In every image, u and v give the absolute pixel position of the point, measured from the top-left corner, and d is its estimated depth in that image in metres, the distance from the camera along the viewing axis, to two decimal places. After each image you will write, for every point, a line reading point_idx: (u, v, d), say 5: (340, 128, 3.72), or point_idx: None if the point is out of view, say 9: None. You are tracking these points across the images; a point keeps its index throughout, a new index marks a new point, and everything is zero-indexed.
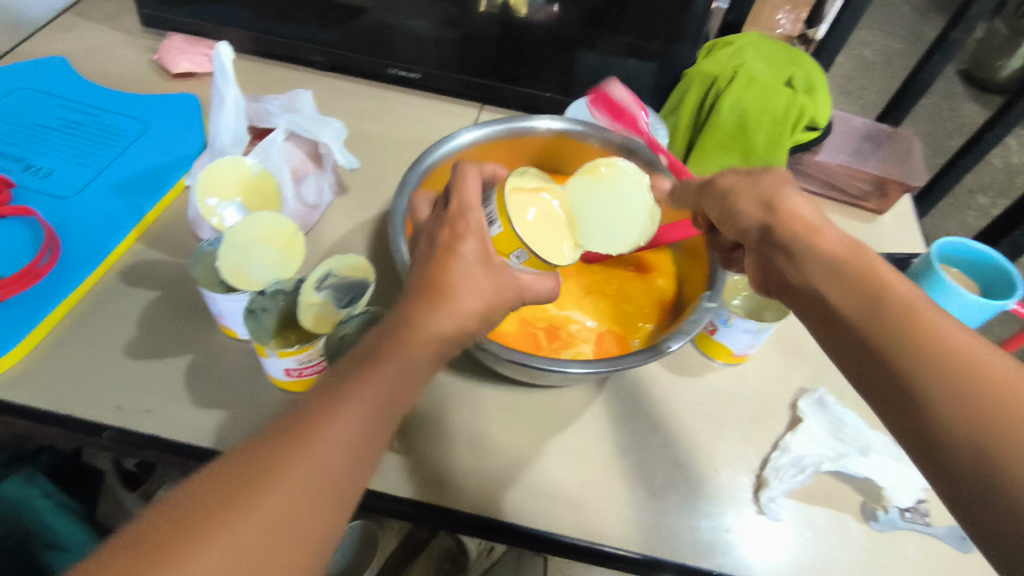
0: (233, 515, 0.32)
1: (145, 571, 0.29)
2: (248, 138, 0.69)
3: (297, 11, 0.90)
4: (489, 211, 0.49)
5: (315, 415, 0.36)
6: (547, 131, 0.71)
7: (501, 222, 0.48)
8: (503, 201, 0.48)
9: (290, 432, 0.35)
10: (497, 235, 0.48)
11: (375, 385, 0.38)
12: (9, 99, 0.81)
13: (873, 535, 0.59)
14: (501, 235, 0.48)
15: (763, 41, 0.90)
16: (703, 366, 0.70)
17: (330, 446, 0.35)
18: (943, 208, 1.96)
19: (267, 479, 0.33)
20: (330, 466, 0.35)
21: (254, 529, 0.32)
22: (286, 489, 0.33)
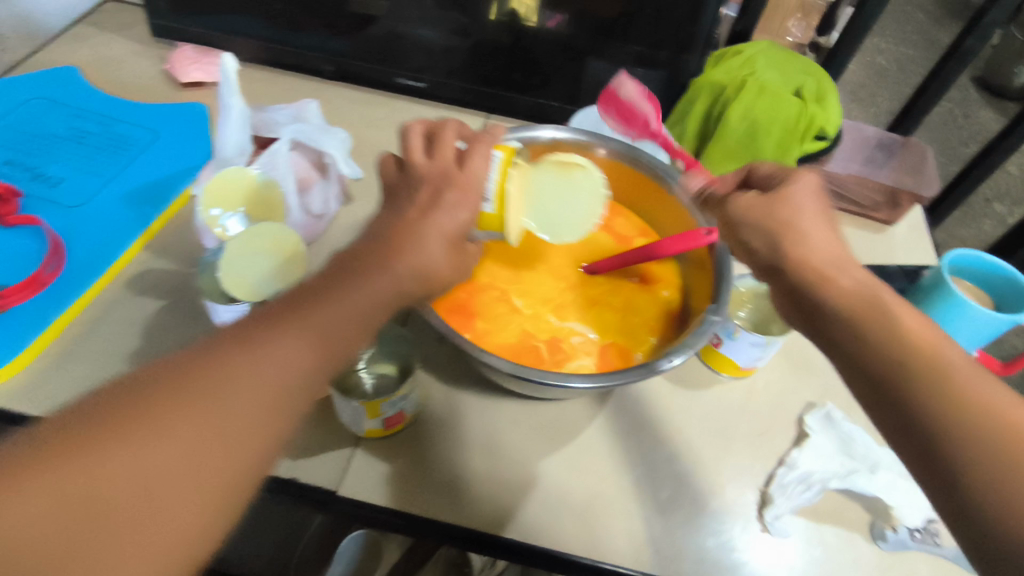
0: (169, 403, 0.35)
1: (82, 445, 0.32)
2: (252, 148, 0.70)
3: (306, 21, 0.91)
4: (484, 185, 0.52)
5: (263, 326, 0.39)
6: (552, 141, 0.69)
7: (495, 206, 0.52)
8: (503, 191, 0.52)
9: (237, 337, 0.38)
10: (485, 214, 0.52)
11: (308, 325, 0.39)
12: (22, 108, 0.82)
13: (883, 555, 0.58)
14: (490, 216, 0.52)
15: (774, 49, 0.88)
16: (710, 380, 0.69)
17: (270, 356, 0.38)
18: (959, 216, 1.93)
19: (207, 376, 0.36)
20: (269, 377, 0.37)
21: (186, 421, 0.34)
22: (224, 391, 0.36)
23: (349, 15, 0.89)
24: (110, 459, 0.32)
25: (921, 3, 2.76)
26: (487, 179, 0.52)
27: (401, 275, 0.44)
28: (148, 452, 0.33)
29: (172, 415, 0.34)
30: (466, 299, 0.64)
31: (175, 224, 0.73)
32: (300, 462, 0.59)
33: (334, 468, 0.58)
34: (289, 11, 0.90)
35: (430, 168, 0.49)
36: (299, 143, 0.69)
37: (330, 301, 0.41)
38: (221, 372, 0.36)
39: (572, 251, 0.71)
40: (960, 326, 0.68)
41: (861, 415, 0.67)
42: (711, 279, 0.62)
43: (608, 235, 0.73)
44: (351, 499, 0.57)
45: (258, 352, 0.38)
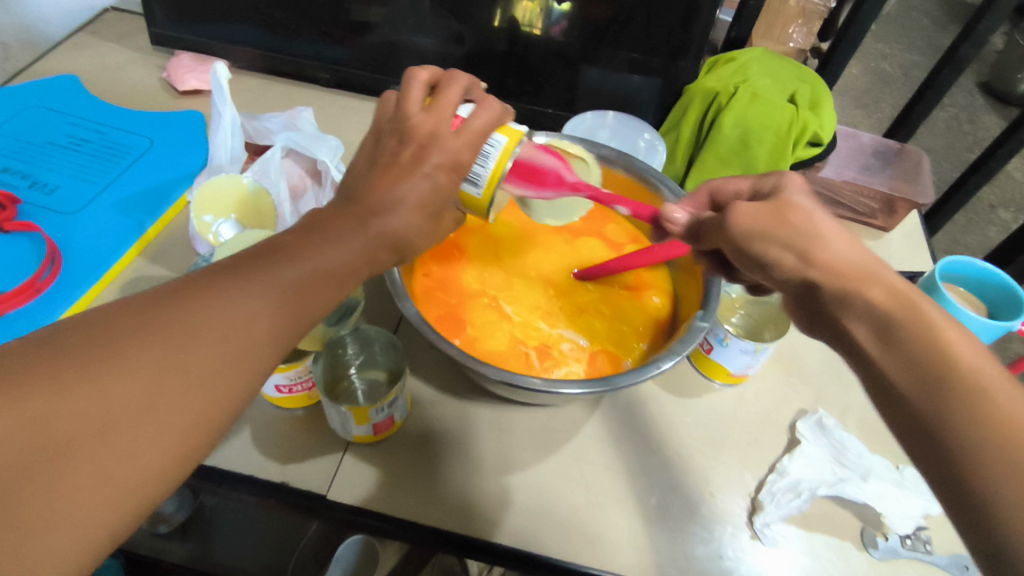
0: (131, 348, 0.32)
1: (39, 371, 0.29)
2: (245, 155, 0.71)
3: (304, 29, 0.92)
4: (479, 165, 0.46)
5: (236, 281, 0.37)
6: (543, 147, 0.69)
7: (484, 193, 0.47)
8: (499, 176, 0.46)
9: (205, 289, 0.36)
10: (469, 194, 0.47)
11: (284, 275, 0.38)
12: (21, 116, 0.83)
13: (874, 563, 0.57)
14: (475, 199, 0.47)
15: (768, 57, 0.89)
16: (702, 387, 0.69)
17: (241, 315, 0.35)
18: (963, 223, 1.92)
19: (168, 324, 0.33)
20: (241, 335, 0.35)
21: (146, 369, 0.32)
22: (188, 338, 0.33)
23: (346, 23, 0.90)
24: (74, 396, 0.30)
25: (926, 9, 2.76)
26: (483, 160, 0.46)
27: (374, 231, 0.42)
28: (95, 383, 0.30)
29: (121, 351, 0.32)
30: (456, 306, 0.65)
31: (169, 230, 0.74)
32: (289, 466, 0.59)
33: (323, 473, 0.59)
34: (286, 20, 0.91)
35: (423, 120, 0.45)
36: (292, 151, 0.71)
37: (298, 253, 0.39)
38: (179, 313, 0.34)
39: (562, 259, 0.71)
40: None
41: (852, 422, 0.67)
42: (700, 285, 0.62)
43: (599, 242, 0.73)
44: (341, 504, 0.57)
45: (222, 297, 0.35)
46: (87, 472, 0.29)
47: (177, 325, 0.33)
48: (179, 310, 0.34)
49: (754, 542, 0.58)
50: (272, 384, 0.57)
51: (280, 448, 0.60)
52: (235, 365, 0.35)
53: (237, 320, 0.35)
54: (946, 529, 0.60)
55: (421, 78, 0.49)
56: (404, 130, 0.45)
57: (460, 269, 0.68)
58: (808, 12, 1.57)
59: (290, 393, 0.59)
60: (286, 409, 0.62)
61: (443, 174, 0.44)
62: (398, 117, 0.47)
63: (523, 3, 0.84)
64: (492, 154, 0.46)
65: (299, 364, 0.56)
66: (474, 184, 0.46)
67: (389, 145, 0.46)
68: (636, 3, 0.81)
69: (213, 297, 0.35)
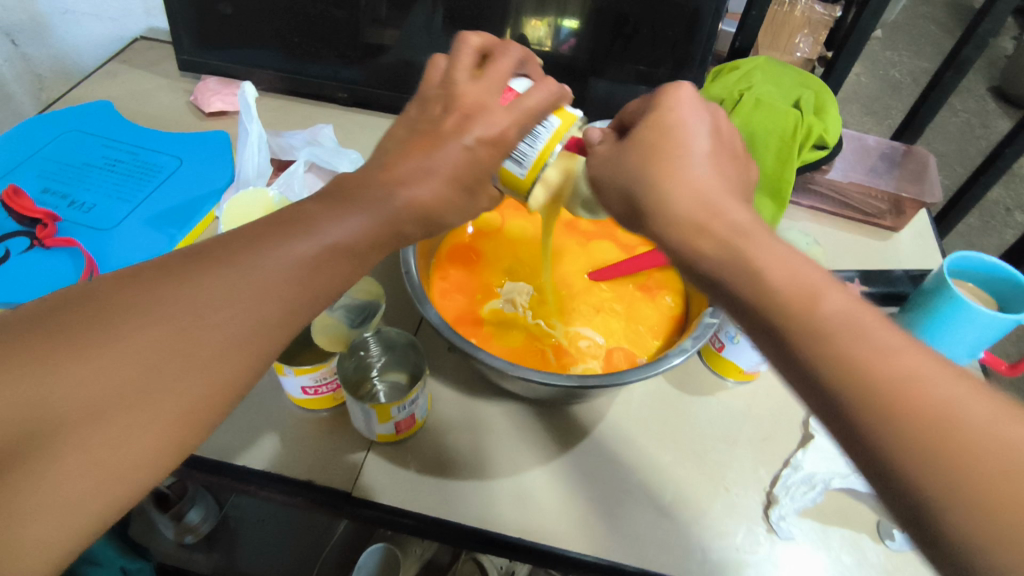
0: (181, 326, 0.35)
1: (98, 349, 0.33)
2: (271, 170, 0.74)
3: (322, 51, 0.96)
4: (524, 148, 0.49)
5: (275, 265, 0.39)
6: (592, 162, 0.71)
7: (528, 175, 0.49)
8: (542, 162, 0.49)
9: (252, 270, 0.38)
10: (508, 170, 0.50)
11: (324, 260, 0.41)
12: (58, 140, 0.88)
13: (891, 555, 0.58)
14: (518, 178, 0.50)
15: (770, 65, 0.91)
16: (716, 385, 0.71)
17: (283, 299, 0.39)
18: (979, 226, 1.91)
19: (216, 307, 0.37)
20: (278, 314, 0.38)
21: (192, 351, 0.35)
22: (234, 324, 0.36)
23: (361, 44, 0.93)
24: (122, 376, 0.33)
25: (934, 17, 2.77)
26: (531, 142, 0.48)
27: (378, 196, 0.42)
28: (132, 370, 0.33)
29: (155, 327, 0.35)
30: (472, 306, 0.67)
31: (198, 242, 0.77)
32: (313, 465, 0.61)
33: (346, 472, 0.61)
34: (304, 43, 0.95)
35: (472, 89, 0.47)
36: (315, 165, 0.75)
37: (321, 226, 0.41)
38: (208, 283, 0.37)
39: (576, 261, 0.73)
40: (964, 326, 0.67)
41: None
42: None
43: (612, 244, 0.75)
44: (365, 500, 0.59)
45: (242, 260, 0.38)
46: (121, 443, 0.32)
47: (201, 299, 0.36)
48: (202, 282, 0.37)
49: (770, 536, 0.59)
50: (298, 385, 0.59)
51: (303, 447, 0.62)
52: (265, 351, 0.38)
53: (258, 295, 0.38)
54: None
55: (472, 43, 0.50)
56: (451, 97, 0.47)
57: (477, 273, 0.71)
58: (813, 21, 1.60)
59: (315, 394, 0.61)
60: (310, 411, 0.65)
61: (486, 149, 0.45)
62: (444, 83, 0.48)
63: (531, 23, 0.87)
64: (544, 136, 0.49)
65: (324, 366, 0.58)
66: (519, 164, 0.49)
67: (437, 112, 0.47)
68: (640, 16, 0.84)
69: (233, 269, 0.38)
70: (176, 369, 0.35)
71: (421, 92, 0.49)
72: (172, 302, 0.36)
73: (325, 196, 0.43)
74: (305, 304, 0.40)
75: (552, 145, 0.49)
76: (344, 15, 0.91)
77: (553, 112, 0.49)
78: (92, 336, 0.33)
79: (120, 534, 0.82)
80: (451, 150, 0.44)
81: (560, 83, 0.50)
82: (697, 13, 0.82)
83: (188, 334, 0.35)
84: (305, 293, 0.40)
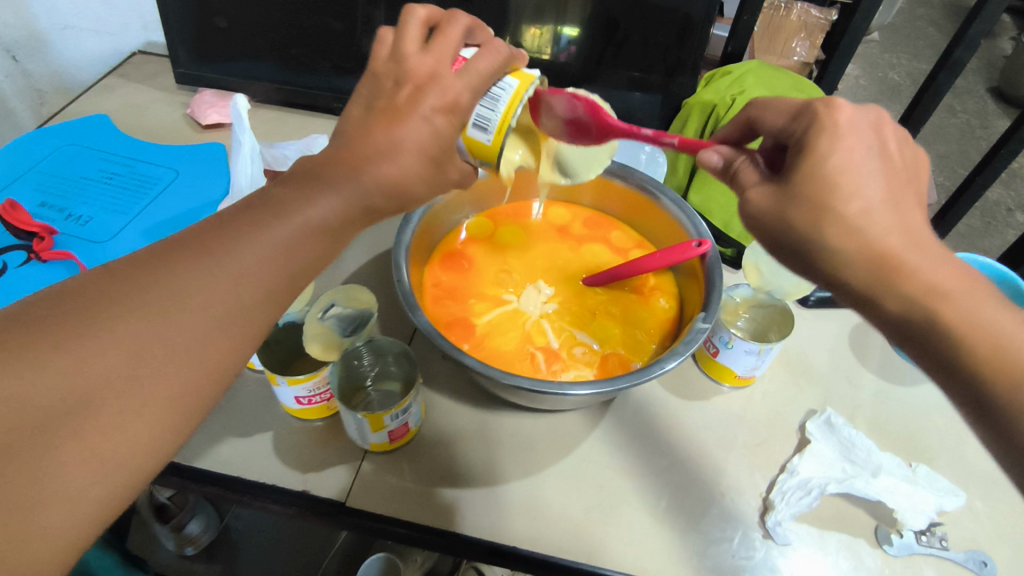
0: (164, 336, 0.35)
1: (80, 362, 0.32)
2: (264, 180, 0.74)
3: (317, 63, 0.96)
4: (482, 110, 0.46)
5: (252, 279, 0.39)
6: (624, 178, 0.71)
7: (495, 138, 0.47)
8: (505, 121, 0.46)
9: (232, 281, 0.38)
10: (473, 138, 0.47)
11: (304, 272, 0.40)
12: (56, 154, 0.89)
13: (889, 560, 0.57)
14: (484, 145, 0.47)
15: (762, 69, 0.92)
16: (711, 390, 0.70)
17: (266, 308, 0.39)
18: (980, 227, 1.90)
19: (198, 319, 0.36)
20: None
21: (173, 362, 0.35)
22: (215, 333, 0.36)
23: (357, 54, 0.94)
24: (104, 387, 0.33)
25: (932, 18, 2.77)
26: (491, 105, 0.46)
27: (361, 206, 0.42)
28: (110, 381, 0.33)
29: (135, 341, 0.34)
30: (465, 314, 0.67)
31: None
32: (308, 475, 0.61)
33: (340, 482, 0.61)
34: (302, 55, 0.96)
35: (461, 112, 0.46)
36: None
37: (305, 238, 0.41)
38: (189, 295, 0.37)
39: (567, 266, 0.73)
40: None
41: (862, 421, 0.68)
42: (703, 286, 0.64)
43: (605, 248, 0.75)
44: (359, 510, 0.59)
45: (237, 267, 0.38)
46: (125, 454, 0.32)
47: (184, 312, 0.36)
48: (196, 292, 0.37)
49: (766, 542, 0.58)
50: (292, 395, 0.60)
51: (300, 457, 0.62)
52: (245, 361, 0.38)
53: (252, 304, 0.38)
54: (961, 525, 0.60)
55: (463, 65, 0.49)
56: (432, 102, 0.45)
57: (469, 280, 0.71)
58: (809, 26, 1.60)
59: (309, 404, 0.61)
60: (305, 421, 0.65)
61: (444, 118, 0.45)
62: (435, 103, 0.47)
63: (531, 31, 0.88)
64: (503, 98, 0.47)
65: (318, 376, 0.59)
66: (484, 130, 0.47)
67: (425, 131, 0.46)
68: (631, 22, 0.85)
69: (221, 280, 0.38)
70: (170, 376, 0.34)
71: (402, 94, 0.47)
72: (167, 314, 0.35)
73: (316, 201, 0.43)
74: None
75: (512, 103, 0.47)
76: (340, 27, 0.92)
77: (510, 75, 0.48)
78: (85, 345, 0.33)
79: (118, 546, 0.83)
80: (417, 128, 0.44)
81: (511, 48, 0.49)
82: (688, 19, 0.83)
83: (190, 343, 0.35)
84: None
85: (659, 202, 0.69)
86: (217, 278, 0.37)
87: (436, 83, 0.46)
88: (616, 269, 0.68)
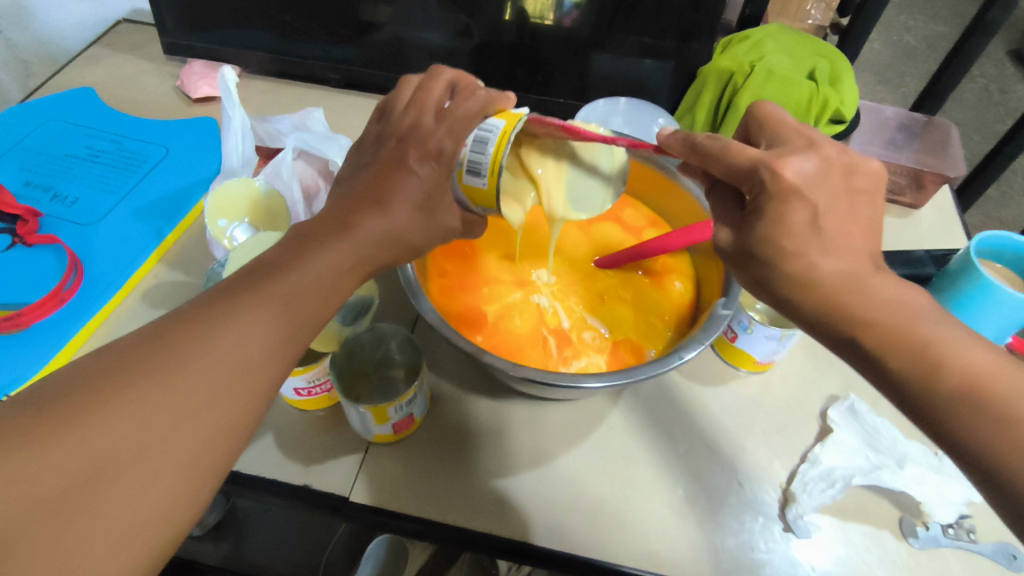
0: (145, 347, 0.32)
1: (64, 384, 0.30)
2: (257, 158, 0.71)
3: (311, 30, 0.91)
4: (475, 156, 0.44)
5: None
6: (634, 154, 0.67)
7: (489, 180, 0.44)
8: (499, 158, 0.43)
9: None
10: (477, 188, 0.44)
11: None
12: (39, 131, 0.85)
13: (915, 553, 0.55)
14: (481, 191, 0.44)
15: (783, 33, 0.87)
16: (727, 375, 0.67)
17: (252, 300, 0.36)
18: (997, 196, 1.85)
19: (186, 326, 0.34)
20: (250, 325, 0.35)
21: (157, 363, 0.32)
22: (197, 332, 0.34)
23: (352, 21, 0.89)
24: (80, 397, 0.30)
25: None
26: (481, 149, 0.43)
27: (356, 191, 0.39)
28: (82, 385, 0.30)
29: None
30: (471, 298, 0.64)
31: (188, 236, 0.73)
32: (311, 468, 0.59)
33: (344, 474, 0.58)
34: (295, 22, 0.90)
35: None
36: (304, 152, 0.71)
37: None
38: None
39: (577, 247, 0.70)
40: (985, 312, 0.64)
41: (886, 407, 0.65)
42: (721, 267, 0.60)
43: (616, 227, 0.72)
44: (364, 505, 0.56)
45: None
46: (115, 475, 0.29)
47: None
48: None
49: (787, 534, 0.56)
50: (291, 387, 0.57)
51: (303, 450, 0.60)
52: (236, 364, 0.35)
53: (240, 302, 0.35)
54: (991, 516, 0.58)
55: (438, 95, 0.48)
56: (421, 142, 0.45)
57: (476, 264, 0.67)
58: None
59: (309, 395, 0.59)
60: (307, 411, 0.62)
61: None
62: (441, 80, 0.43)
63: None
64: (491, 141, 0.43)
65: (316, 366, 0.55)
66: (477, 174, 0.44)
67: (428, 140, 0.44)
68: None
69: None
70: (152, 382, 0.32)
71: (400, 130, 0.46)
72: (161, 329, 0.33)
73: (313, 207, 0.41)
74: (297, 311, 0.37)
75: (502, 137, 0.43)
76: None
77: (495, 118, 0.45)
78: None
79: None
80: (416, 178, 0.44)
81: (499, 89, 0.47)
82: None
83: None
84: (291, 301, 0.37)
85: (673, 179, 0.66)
86: (213, 310, 0.36)
87: (424, 129, 0.46)
88: (626, 252, 0.64)
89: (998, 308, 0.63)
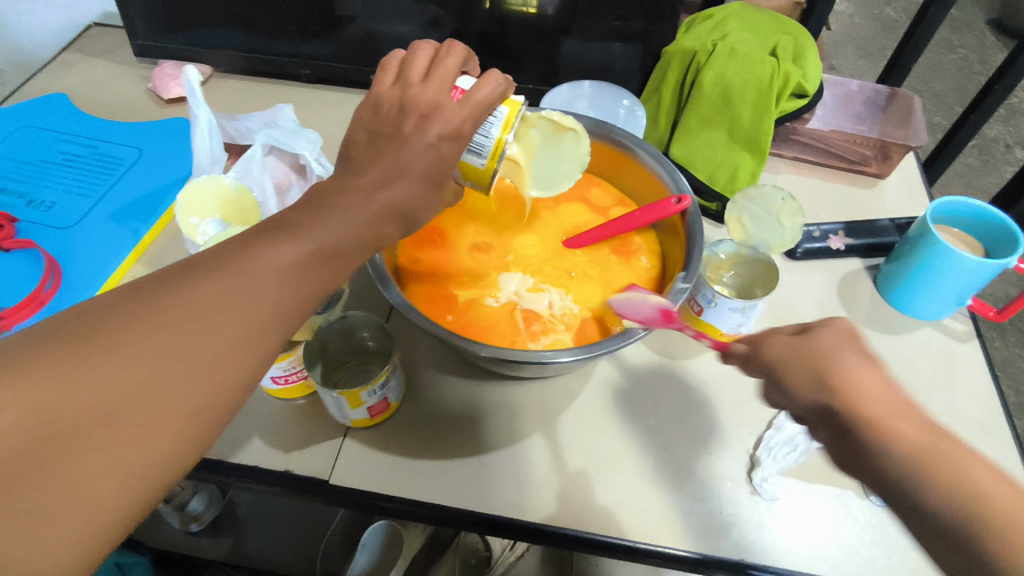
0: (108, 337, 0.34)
1: None
2: (225, 156, 0.72)
3: (282, 28, 0.92)
4: (478, 141, 0.49)
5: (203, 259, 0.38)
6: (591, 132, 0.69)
7: (488, 162, 0.50)
8: (499, 149, 0.49)
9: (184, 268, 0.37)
10: (471, 164, 0.50)
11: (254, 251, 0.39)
12: (13, 137, 0.86)
13: (875, 510, 0.57)
14: (478, 168, 0.50)
15: (746, 11, 0.88)
16: (698, 348, 0.69)
17: None
18: (978, 165, 1.87)
19: None
20: None
21: None
22: None
23: (321, 18, 0.89)
24: None
25: None
26: (485, 133, 0.49)
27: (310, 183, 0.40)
28: None
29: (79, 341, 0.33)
30: (441, 285, 0.65)
31: (164, 235, 0.75)
32: (292, 454, 0.61)
33: (325, 457, 0.60)
34: (267, 19, 0.91)
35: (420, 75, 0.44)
36: (274, 148, 0.73)
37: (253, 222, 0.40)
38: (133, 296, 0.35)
39: (548, 228, 0.71)
40: (932, 296, 0.69)
41: None
42: (684, 241, 0.62)
43: (583, 207, 0.73)
44: (345, 486, 0.58)
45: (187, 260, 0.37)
46: (87, 457, 0.30)
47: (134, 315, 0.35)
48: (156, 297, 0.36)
49: (753, 497, 0.58)
50: (268, 375, 0.59)
51: (285, 437, 0.62)
52: None
53: None
54: None
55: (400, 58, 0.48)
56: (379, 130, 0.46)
57: (447, 254, 0.68)
58: None
59: (286, 383, 0.61)
60: (287, 400, 0.64)
61: (442, 144, 0.46)
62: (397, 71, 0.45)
63: None
64: (495, 128, 0.49)
65: (292, 354, 0.57)
66: (478, 155, 0.49)
67: (388, 123, 0.46)
68: None
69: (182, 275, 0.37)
70: None
71: (357, 122, 0.47)
72: None
73: None
74: None
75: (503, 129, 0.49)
76: None
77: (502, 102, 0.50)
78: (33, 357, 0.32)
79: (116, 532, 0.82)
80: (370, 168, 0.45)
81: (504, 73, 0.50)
82: None
83: (149, 340, 0.33)
84: None
85: (639, 158, 0.68)
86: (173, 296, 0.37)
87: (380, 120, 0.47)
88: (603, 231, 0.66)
89: (944, 291, 0.68)
